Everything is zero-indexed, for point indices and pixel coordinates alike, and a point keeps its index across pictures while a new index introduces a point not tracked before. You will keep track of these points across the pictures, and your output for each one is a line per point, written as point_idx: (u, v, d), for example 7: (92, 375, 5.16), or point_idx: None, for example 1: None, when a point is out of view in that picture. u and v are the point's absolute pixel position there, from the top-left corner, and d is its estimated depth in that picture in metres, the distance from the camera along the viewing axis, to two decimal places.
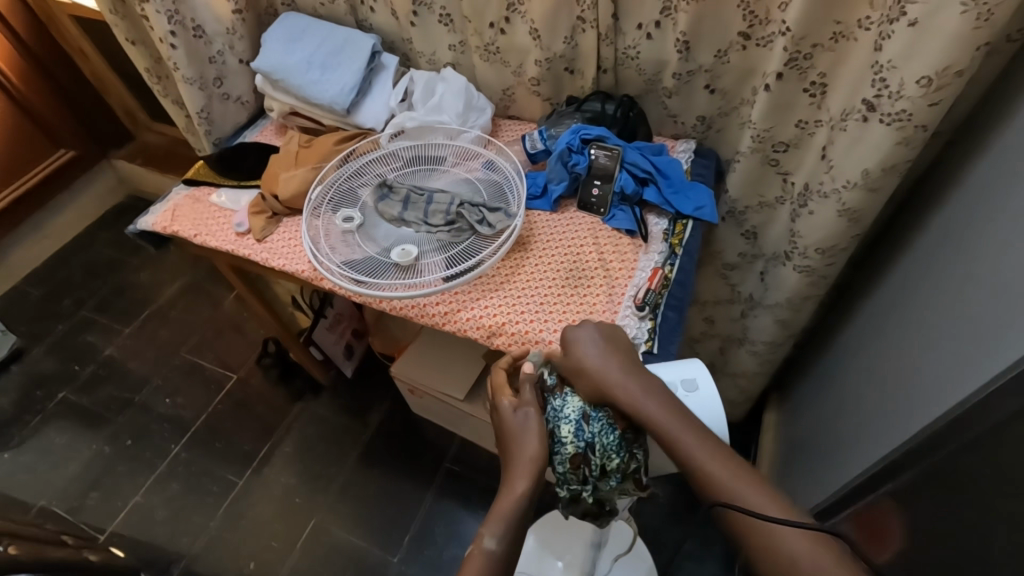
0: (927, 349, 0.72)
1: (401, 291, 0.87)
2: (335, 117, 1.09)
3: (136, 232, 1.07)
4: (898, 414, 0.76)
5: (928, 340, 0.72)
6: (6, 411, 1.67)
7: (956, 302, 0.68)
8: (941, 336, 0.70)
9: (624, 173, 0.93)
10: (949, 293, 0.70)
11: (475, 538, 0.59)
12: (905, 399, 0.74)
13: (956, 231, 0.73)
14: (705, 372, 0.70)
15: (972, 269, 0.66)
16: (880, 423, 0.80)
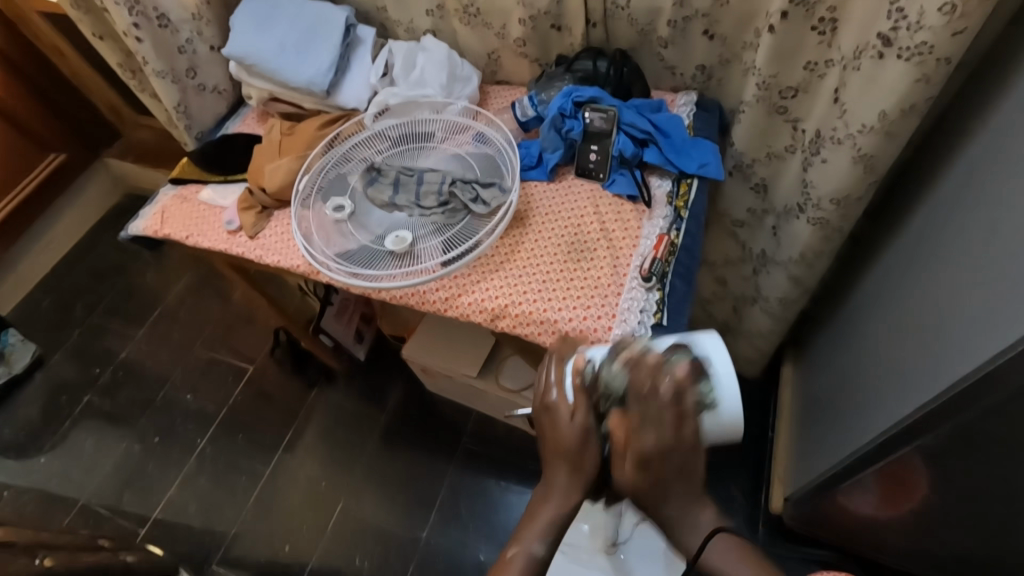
0: (955, 301, 0.68)
1: (399, 280, 0.84)
2: (315, 100, 1.04)
3: (129, 237, 1.05)
4: (924, 367, 0.73)
5: (965, 294, 0.67)
6: (36, 418, 1.72)
7: (987, 250, 0.64)
8: (969, 286, 0.66)
9: (621, 136, 0.88)
10: (980, 238, 0.66)
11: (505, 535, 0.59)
12: (932, 351, 0.72)
13: (984, 170, 0.68)
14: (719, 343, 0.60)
15: (1002, 212, 0.62)
16: (907, 374, 0.77)
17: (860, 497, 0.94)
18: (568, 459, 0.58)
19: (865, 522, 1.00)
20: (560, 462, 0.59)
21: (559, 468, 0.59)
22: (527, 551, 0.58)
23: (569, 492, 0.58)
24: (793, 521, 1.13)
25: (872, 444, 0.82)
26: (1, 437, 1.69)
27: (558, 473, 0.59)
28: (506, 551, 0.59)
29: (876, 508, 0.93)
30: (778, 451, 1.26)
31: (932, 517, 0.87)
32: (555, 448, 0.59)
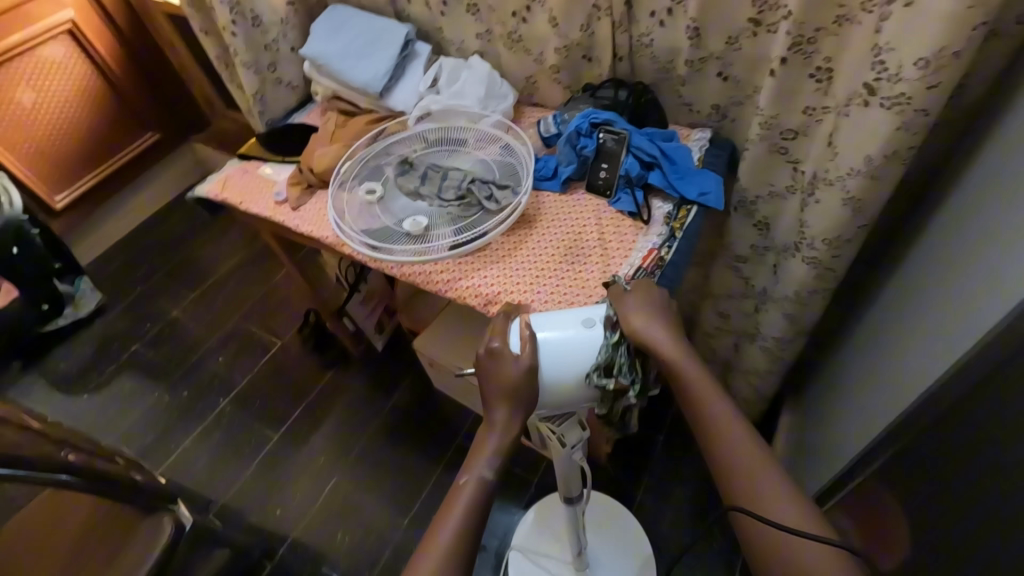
0: (929, 344, 0.70)
1: (411, 258, 0.94)
2: (369, 100, 1.18)
3: (193, 197, 1.20)
4: (897, 405, 0.75)
5: (941, 339, 0.67)
6: (88, 358, 1.91)
7: (961, 292, 0.66)
8: (940, 324, 0.69)
9: (629, 157, 0.96)
10: (957, 283, 0.68)
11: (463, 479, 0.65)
12: (905, 391, 0.73)
13: (969, 219, 0.71)
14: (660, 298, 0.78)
15: (974, 254, 0.66)
16: (884, 413, 0.78)
17: None
18: (507, 397, 0.66)
19: None
20: (506, 398, 0.66)
21: (504, 403, 0.66)
22: (477, 481, 0.64)
23: None
24: None
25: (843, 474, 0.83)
26: (58, 369, 1.90)
27: (505, 406, 0.66)
28: (458, 482, 0.65)
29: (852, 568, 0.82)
30: None
31: None
32: (504, 387, 0.66)
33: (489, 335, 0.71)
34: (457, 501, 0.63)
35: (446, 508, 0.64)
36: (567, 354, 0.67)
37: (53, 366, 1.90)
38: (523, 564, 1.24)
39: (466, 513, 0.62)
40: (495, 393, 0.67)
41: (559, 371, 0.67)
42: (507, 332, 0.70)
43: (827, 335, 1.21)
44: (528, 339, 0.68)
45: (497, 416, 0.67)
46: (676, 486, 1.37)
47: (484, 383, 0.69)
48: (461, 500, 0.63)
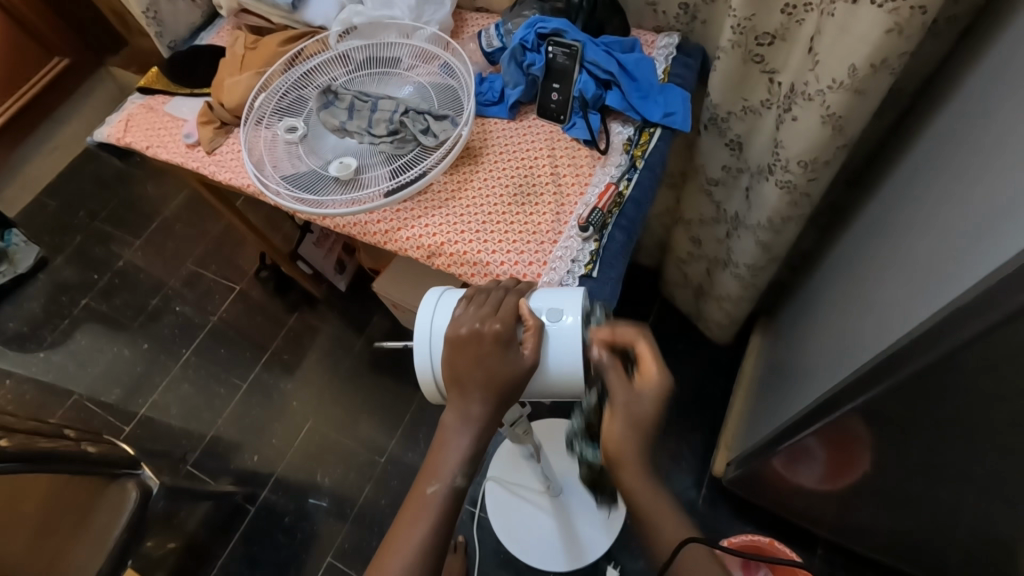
0: (919, 281, 0.65)
1: (342, 208, 0.83)
2: (281, 14, 1.00)
3: (95, 143, 1.05)
4: (877, 341, 0.71)
5: (934, 278, 0.62)
6: (36, 315, 1.78)
7: (964, 226, 0.60)
8: (933, 252, 0.64)
9: (583, 75, 0.83)
10: (956, 215, 0.62)
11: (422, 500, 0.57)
12: (887, 328, 0.69)
13: (973, 141, 0.63)
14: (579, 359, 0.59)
15: (978, 175, 0.60)
16: (862, 345, 0.75)
17: (810, 463, 0.94)
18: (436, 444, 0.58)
19: (805, 496, 1.05)
20: (481, 389, 0.56)
21: (478, 395, 0.56)
22: (447, 486, 0.57)
23: (460, 442, 0.57)
24: (731, 484, 1.16)
25: (821, 405, 0.81)
26: (6, 329, 1.77)
27: (473, 404, 0.57)
28: (425, 486, 0.57)
29: (818, 481, 0.97)
30: (731, 418, 1.26)
31: (879, 480, 0.86)
32: (484, 377, 0.56)
33: (467, 314, 0.59)
34: (424, 511, 0.56)
35: (412, 515, 0.56)
36: (579, 340, 0.59)
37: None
38: (501, 493, 1.27)
39: (434, 524, 0.55)
40: (472, 381, 0.57)
41: (564, 364, 0.59)
42: (507, 314, 0.59)
43: (802, 255, 1.17)
44: (535, 329, 0.58)
45: (467, 410, 0.57)
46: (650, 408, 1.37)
47: (452, 365, 0.58)
48: (429, 510, 0.56)
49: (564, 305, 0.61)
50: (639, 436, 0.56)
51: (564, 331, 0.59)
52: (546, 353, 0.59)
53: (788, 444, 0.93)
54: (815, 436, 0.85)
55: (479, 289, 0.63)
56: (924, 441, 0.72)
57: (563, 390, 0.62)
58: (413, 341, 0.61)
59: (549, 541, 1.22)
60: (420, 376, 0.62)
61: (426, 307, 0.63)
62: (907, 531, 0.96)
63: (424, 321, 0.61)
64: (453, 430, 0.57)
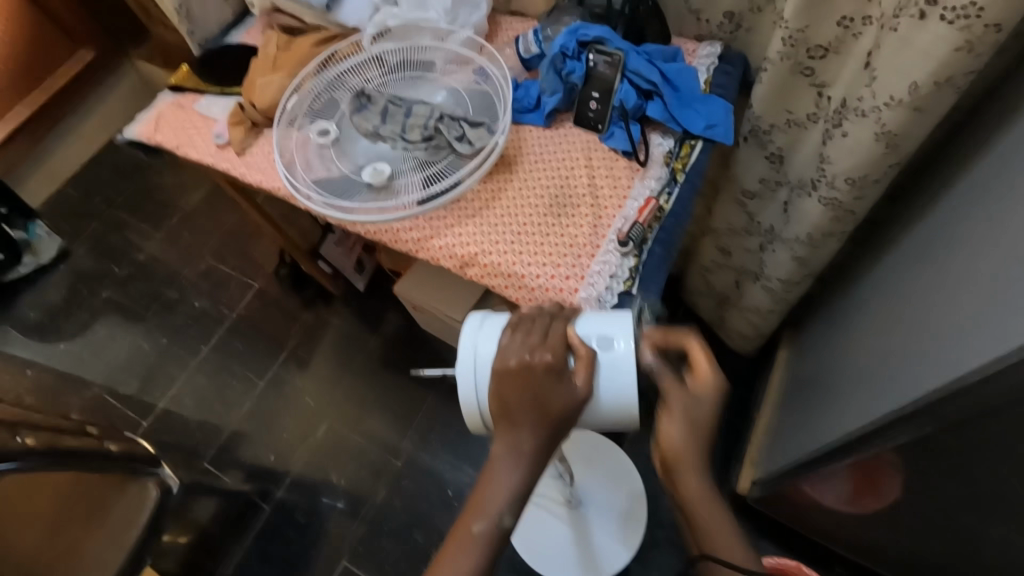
0: (979, 309, 0.63)
1: (375, 215, 0.82)
2: (314, 14, 0.98)
3: (125, 141, 1.04)
4: (928, 369, 0.68)
5: (998, 309, 0.59)
6: (56, 306, 1.79)
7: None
8: (995, 281, 0.62)
9: (624, 84, 0.81)
10: (1022, 242, 0.59)
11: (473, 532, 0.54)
12: (939, 357, 0.67)
13: None
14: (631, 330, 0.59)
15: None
16: (908, 370, 0.73)
17: (844, 487, 0.92)
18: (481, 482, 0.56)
19: (835, 519, 1.02)
20: (532, 424, 0.54)
21: (529, 431, 0.54)
22: (495, 524, 0.54)
23: (499, 465, 0.55)
24: (755, 502, 1.13)
25: (861, 431, 0.79)
26: (27, 318, 1.78)
27: (525, 438, 0.54)
28: (471, 524, 0.55)
29: (850, 505, 0.95)
30: (756, 433, 1.23)
31: (917, 508, 0.84)
32: (536, 409, 0.54)
33: (515, 344, 0.57)
34: (469, 552, 0.53)
35: (454, 556, 0.54)
36: (633, 368, 0.57)
37: (21, 315, 1.78)
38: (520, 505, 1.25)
39: (479, 562, 0.53)
40: (522, 417, 0.54)
41: (618, 395, 0.57)
42: (556, 344, 0.57)
43: (835, 270, 1.14)
44: (586, 360, 0.56)
45: (518, 444, 0.55)
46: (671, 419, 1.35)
47: (500, 399, 0.56)
48: (474, 548, 0.54)
49: (614, 331, 0.59)
50: (697, 438, 0.55)
51: (617, 360, 0.57)
52: (599, 384, 0.58)
53: (822, 468, 0.90)
54: (855, 461, 0.82)
55: (522, 315, 0.61)
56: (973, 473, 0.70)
57: (614, 420, 0.60)
58: (456, 369, 0.59)
59: (568, 555, 1.20)
60: (465, 406, 0.61)
61: (469, 335, 0.61)
62: (942, 560, 0.94)
63: (468, 350, 0.60)
64: (500, 464, 0.55)
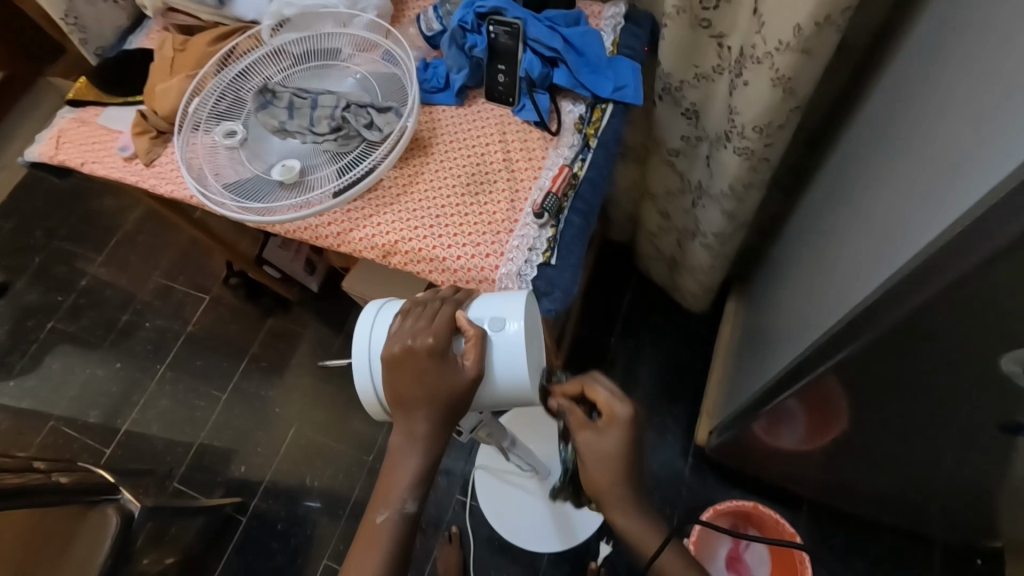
0: (879, 243, 0.65)
1: (291, 213, 0.80)
2: (208, 9, 0.94)
3: (27, 163, 0.99)
4: (842, 307, 0.70)
5: (895, 243, 0.61)
6: (0, 343, 1.71)
7: (920, 184, 0.59)
8: (890, 212, 0.64)
9: (528, 53, 0.80)
10: (913, 173, 0.61)
11: (379, 518, 0.59)
12: (850, 292, 0.69)
13: (924, 96, 0.62)
14: (519, 308, 0.59)
15: (931, 129, 0.59)
16: (828, 307, 0.75)
17: (789, 426, 0.95)
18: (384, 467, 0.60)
19: (786, 458, 1.06)
20: (422, 409, 0.57)
21: (421, 416, 0.58)
22: (397, 511, 0.59)
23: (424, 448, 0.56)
24: (714, 452, 1.17)
25: (793, 371, 0.81)
26: None
27: (421, 423, 0.58)
28: (376, 515, 0.59)
29: (798, 443, 0.98)
30: (710, 387, 1.27)
31: (855, 437, 0.88)
32: (423, 397, 0.57)
33: (403, 330, 0.59)
34: (377, 539, 0.59)
35: (367, 546, 0.59)
36: (523, 346, 0.58)
37: None
38: (489, 483, 1.27)
39: (386, 550, 0.58)
40: (414, 401, 0.57)
41: (511, 373, 0.59)
42: (442, 327, 0.58)
43: (769, 219, 1.16)
44: (475, 340, 0.57)
45: (419, 429, 0.58)
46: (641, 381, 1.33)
47: (392, 387, 0.58)
48: (381, 538, 0.58)
49: (505, 311, 0.59)
50: (617, 466, 0.64)
51: (507, 338, 0.58)
52: (491, 362, 0.59)
53: (765, 411, 0.93)
54: (793, 401, 0.85)
55: (416, 300, 0.62)
56: (896, 398, 0.73)
57: (513, 397, 0.61)
58: (350, 361, 0.61)
59: (542, 526, 1.23)
60: (364, 397, 0.62)
61: (361, 325, 0.62)
62: (886, 483, 0.99)
63: (362, 339, 0.61)
64: (400, 454, 0.59)
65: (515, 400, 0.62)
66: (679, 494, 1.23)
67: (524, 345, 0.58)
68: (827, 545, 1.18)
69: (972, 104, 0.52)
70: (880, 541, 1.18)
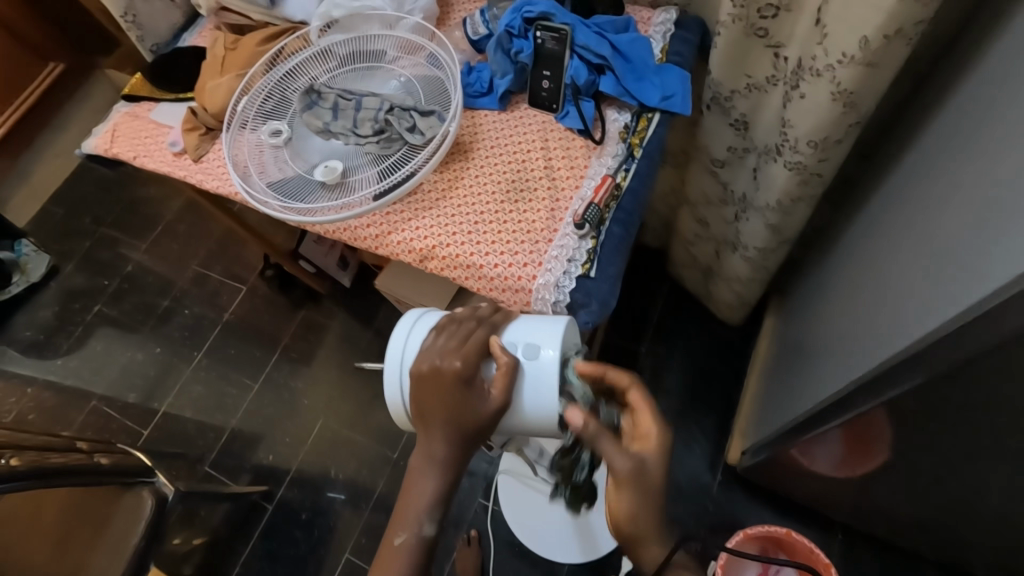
0: (945, 271, 0.61)
1: (332, 214, 0.80)
2: (259, 10, 0.96)
3: (83, 155, 1.03)
4: (898, 334, 0.67)
5: (962, 271, 0.58)
6: (51, 322, 1.79)
7: (994, 210, 0.55)
8: (958, 239, 0.60)
9: (574, 60, 0.79)
10: (985, 199, 0.57)
11: (397, 540, 0.59)
12: (909, 320, 0.65)
13: (1000, 118, 0.58)
14: (556, 342, 0.59)
15: (1010, 151, 0.55)
16: (883, 334, 0.71)
17: (828, 454, 0.91)
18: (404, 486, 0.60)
19: (824, 484, 1.02)
20: (443, 428, 0.57)
21: (440, 436, 0.57)
22: (416, 534, 0.58)
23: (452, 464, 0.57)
24: (745, 472, 1.14)
25: (839, 398, 0.78)
26: (23, 336, 1.78)
27: (441, 445, 0.57)
28: (394, 537, 0.59)
29: (837, 470, 0.94)
30: (744, 405, 1.23)
31: (899, 469, 0.84)
32: (446, 418, 0.56)
33: (435, 348, 0.59)
34: (395, 561, 0.58)
35: (385, 568, 0.58)
36: (555, 380, 0.57)
37: (17, 334, 1.79)
38: (512, 488, 1.26)
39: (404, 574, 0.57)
40: (437, 421, 0.57)
41: (540, 405, 0.58)
42: (472, 351, 0.57)
43: (815, 233, 1.12)
44: (506, 369, 0.57)
45: (437, 451, 0.57)
46: (674, 394, 1.30)
47: (419, 405, 0.58)
48: (400, 560, 0.58)
49: (541, 340, 0.59)
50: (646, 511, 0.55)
51: (540, 369, 0.58)
52: (522, 394, 0.58)
53: (806, 436, 0.89)
54: (838, 429, 0.81)
55: (453, 317, 0.62)
56: (953, 434, 0.69)
57: (539, 428, 0.60)
58: (381, 365, 0.61)
59: (564, 536, 1.22)
60: (392, 407, 0.63)
61: (393, 338, 0.62)
62: (932, 518, 0.94)
63: (394, 353, 0.61)
64: (419, 472, 0.58)
65: (541, 432, 0.61)
66: (706, 511, 1.20)
67: (558, 380, 0.58)
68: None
69: None
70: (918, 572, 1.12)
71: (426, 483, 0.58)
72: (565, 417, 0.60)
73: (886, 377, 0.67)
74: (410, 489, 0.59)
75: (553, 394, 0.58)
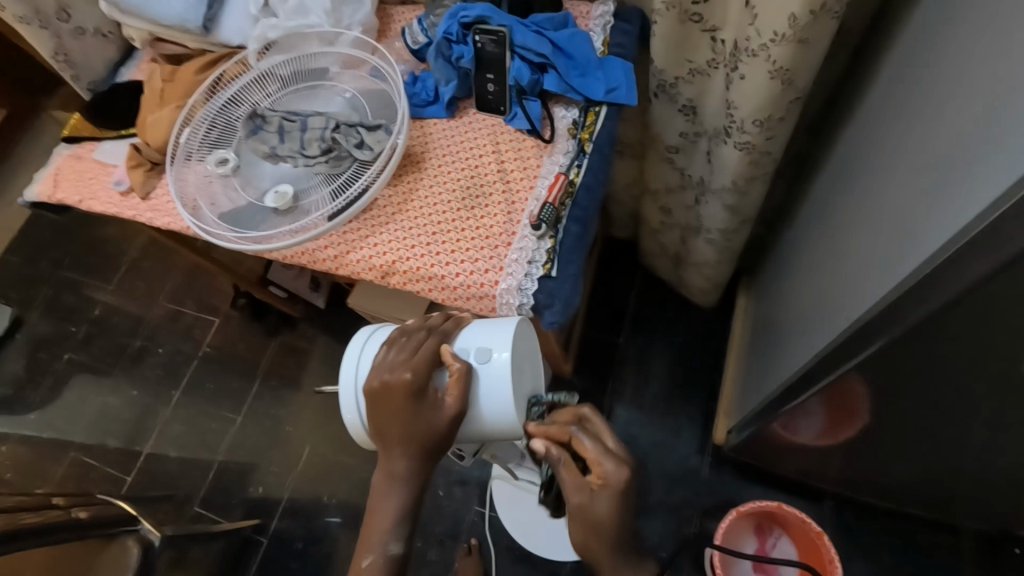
0: (896, 236, 0.62)
1: (288, 239, 0.79)
2: (194, 38, 0.94)
3: (27, 204, 0.99)
4: (859, 302, 0.68)
5: (912, 234, 0.59)
6: (19, 376, 1.74)
7: (934, 172, 0.57)
8: (904, 203, 0.62)
9: (516, 61, 0.78)
10: (926, 162, 0.59)
11: (365, 562, 0.58)
12: (868, 287, 0.67)
13: (932, 80, 0.60)
14: (504, 342, 0.59)
15: (942, 114, 0.57)
16: (845, 303, 0.72)
17: (810, 424, 0.93)
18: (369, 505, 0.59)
19: (810, 455, 1.04)
20: (402, 444, 0.56)
21: (399, 450, 0.57)
22: (383, 552, 0.58)
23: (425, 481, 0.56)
24: (733, 451, 1.15)
25: (811, 369, 0.79)
26: None
27: (400, 460, 0.57)
28: (362, 558, 0.59)
29: (819, 439, 0.96)
30: (726, 383, 1.24)
31: (877, 432, 0.85)
32: (403, 431, 0.56)
33: (385, 361, 0.58)
34: None
35: None
36: (507, 382, 0.57)
37: None
38: (507, 492, 1.26)
39: None
40: (393, 436, 0.57)
41: (495, 408, 0.58)
42: (422, 362, 0.57)
43: (776, 209, 1.13)
44: (458, 374, 0.56)
45: (401, 465, 0.57)
46: (657, 382, 1.31)
47: (376, 421, 0.57)
48: None
49: (492, 342, 0.59)
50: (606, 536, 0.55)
51: (492, 371, 0.58)
52: (477, 396, 0.58)
53: (787, 409, 0.90)
54: (816, 398, 0.82)
55: (404, 330, 0.61)
56: (921, 393, 0.71)
57: (499, 432, 0.60)
58: (336, 390, 0.61)
59: (562, 534, 1.22)
60: (351, 427, 0.62)
61: (347, 355, 0.62)
62: (914, 475, 0.96)
63: (347, 373, 0.61)
64: (385, 489, 0.58)
65: (502, 436, 0.61)
66: (700, 493, 1.21)
67: (508, 381, 0.57)
68: (854, 539, 1.15)
69: (988, 89, 0.50)
70: (909, 531, 1.15)
71: (387, 499, 0.58)
72: (524, 417, 0.60)
73: (853, 344, 0.68)
74: (378, 508, 0.59)
75: (506, 397, 0.57)
